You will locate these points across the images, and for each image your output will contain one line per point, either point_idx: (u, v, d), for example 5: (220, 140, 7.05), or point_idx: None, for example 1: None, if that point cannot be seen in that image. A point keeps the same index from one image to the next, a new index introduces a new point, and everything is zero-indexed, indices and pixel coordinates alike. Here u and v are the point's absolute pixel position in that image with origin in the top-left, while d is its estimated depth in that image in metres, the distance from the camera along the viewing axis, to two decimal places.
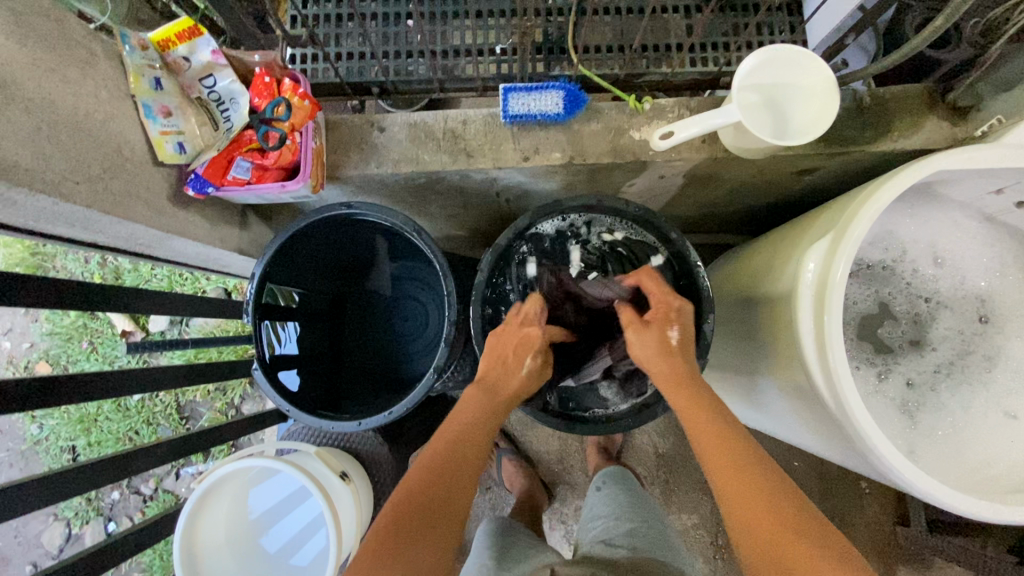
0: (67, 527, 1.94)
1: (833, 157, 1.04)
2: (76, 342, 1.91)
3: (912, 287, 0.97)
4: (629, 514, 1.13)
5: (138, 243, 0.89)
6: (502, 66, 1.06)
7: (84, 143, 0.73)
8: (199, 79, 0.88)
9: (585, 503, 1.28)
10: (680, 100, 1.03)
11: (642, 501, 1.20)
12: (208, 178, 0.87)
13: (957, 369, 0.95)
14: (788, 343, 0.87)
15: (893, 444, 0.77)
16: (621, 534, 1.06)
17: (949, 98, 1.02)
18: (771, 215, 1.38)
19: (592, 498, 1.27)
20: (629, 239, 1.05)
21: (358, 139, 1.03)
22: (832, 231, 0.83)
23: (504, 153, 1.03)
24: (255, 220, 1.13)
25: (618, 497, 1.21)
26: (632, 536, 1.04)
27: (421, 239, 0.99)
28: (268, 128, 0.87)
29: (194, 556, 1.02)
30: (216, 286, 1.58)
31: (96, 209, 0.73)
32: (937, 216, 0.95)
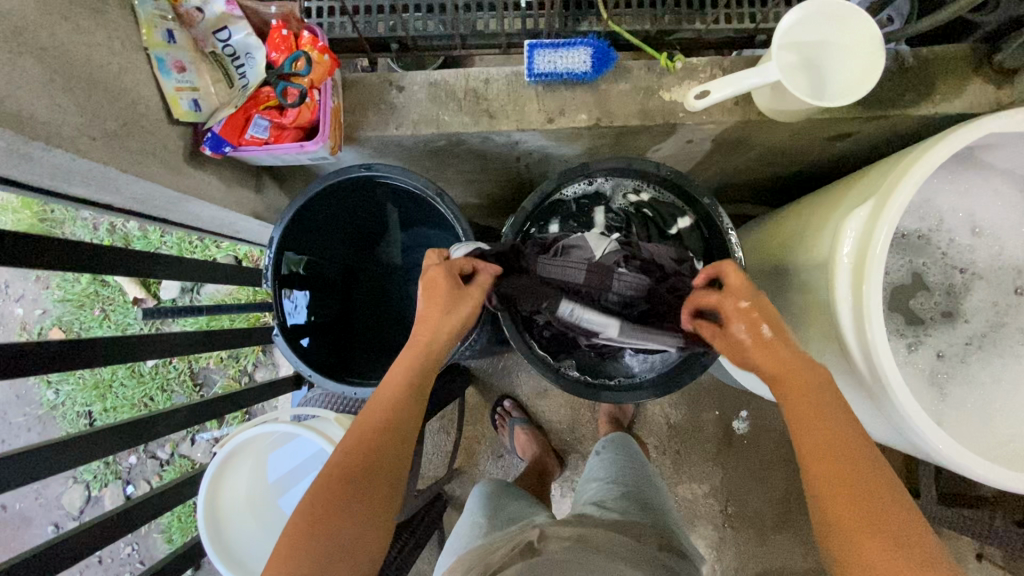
0: (86, 489, 1.98)
1: (870, 121, 1.00)
2: (88, 309, 1.91)
3: (949, 257, 0.94)
4: (625, 479, 1.13)
5: (154, 204, 0.87)
6: (528, 22, 0.99)
7: (100, 97, 0.70)
8: (212, 32, 0.83)
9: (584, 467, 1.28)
10: (712, 60, 0.98)
11: (641, 467, 1.20)
12: (225, 137, 0.84)
13: (988, 342, 0.93)
14: (818, 316, 0.86)
15: (928, 417, 0.76)
16: (615, 496, 1.07)
17: (995, 61, 0.96)
18: (796, 183, 1.34)
19: (591, 462, 1.27)
20: (656, 202, 1.03)
21: (376, 99, 1.00)
22: (873, 199, 0.80)
23: (528, 115, 0.99)
24: (270, 183, 1.10)
25: (617, 462, 1.21)
26: (626, 500, 1.05)
27: (443, 204, 0.96)
28: (287, 85, 0.83)
29: (216, 514, 1.04)
30: (227, 253, 1.56)
31: (114, 167, 0.71)
32: (977, 184, 0.92)
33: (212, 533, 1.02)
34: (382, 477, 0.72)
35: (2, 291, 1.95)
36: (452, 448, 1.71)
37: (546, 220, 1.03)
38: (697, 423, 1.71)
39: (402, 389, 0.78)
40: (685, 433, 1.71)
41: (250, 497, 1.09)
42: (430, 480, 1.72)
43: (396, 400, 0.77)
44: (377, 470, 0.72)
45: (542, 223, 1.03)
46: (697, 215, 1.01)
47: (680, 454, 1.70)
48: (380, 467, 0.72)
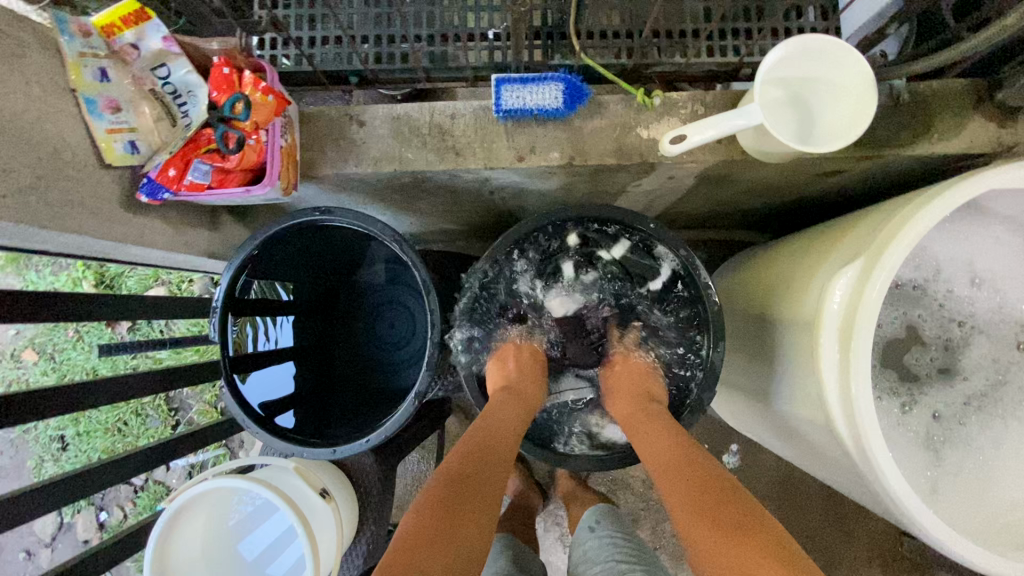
0: (59, 516, 1.92)
1: (862, 160, 0.94)
2: (61, 331, 1.85)
3: (946, 310, 0.88)
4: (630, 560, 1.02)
5: (90, 251, 0.81)
6: (495, 54, 0.95)
7: (11, 149, 0.64)
8: (150, 69, 0.78)
9: (576, 544, 1.17)
10: (694, 94, 0.92)
11: (641, 546, 1.09)
12: (162, 183, 0.78)
13: (989, 402, 0.87)
14: (798, 380, 0.80)
15: (919, 500, 0.69)
16: None
17: (997, 98, 0.89)
18: (788, 214, 1.28)
19: (584, 538, 1.16)
20: (629, 256, 0.97)
21: (335, 134, 0.93)
22: (863, 255, 0.73)
23: (497, 153, 0.92)
24: (227, 219, 1.04)
25: (617, 541, 1.10)
26: None
27: (404, 251, 0.90)
28: (226, 129, 0.78)
29: (166, 571, 0.98)
30: (200, 279, 1.50)
31: (28, 223, 0.65)
32: (977, 233, 0.85)
33: None
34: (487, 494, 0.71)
35: None
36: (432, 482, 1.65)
37: (512, 275, 0.98)
38: None
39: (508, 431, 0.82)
40: None
41: (205, 551, 1.03)
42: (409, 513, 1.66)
43: (489, 436, 0.80)
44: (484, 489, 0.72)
45: (508, 287, 0.99)
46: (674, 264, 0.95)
47: None
48: (484, 486, 0.72)
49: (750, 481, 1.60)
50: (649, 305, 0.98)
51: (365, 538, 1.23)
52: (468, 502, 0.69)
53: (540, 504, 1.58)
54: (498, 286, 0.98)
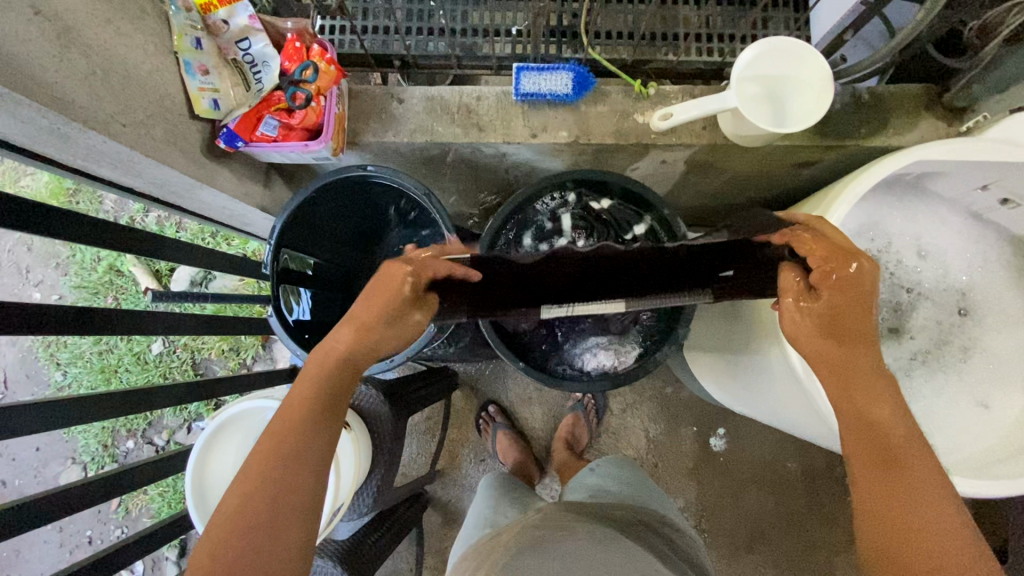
0: (83, 470, 2.05)
1: (827, 150, 1.09)
2: (102, 296, 2.01)
3: (896, 277, 1.01)
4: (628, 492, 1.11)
5: (171, 189, 0.98)
6: (517, 48, 1.12)
7: (131, 91, 0.80)
8: (235, 42, 0.95)
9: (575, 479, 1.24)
10: (684, 88, 1.08)
11: (639, 478, 1.18)
12: (238, 133, 0.95)
13: (932, 358, 0.99)
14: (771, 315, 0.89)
15: None
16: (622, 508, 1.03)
17: (945, 99, 1.05)
18: (771, 208, 1.42)
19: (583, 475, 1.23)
20: (614, 209, 1.12)
21: (378, 108, 1.10)
22: (814, 218, 0.87)
23: (514, 130, 1.09)
24: (277, 181, 1.21)
25: (617, 474, 1.18)
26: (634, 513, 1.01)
27: (430, 204, 1.05)
28: (296, 90, 0.93)
29: (205, 488, 1.12)
30: (239, 248, 1.66)
31: (139, 151, 0.81)
32: (923, 211, 0.99)
33: (197, 501, 1.10)
34: (283, 491, 0.66)
35: (24, 275, 2.06)
36: (435, 449, 1.77)
37: (517, 228, 1.13)
38: (675, 438, 1.76)
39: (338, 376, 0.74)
40: (662, 447, 1.76)
41: None
42: (412, 478, 1.77)
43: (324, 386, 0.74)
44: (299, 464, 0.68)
45: (516, 241, 1.13)
46: (653, 218, 1.10)
47: (657, 467, 1.75)
48: (299, 460, 0.68)
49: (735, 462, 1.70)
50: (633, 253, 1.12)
51: (375, 480, 1.35)
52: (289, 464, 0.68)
53: (536, 472, 1.68)
54: (507, 240, 1.12)
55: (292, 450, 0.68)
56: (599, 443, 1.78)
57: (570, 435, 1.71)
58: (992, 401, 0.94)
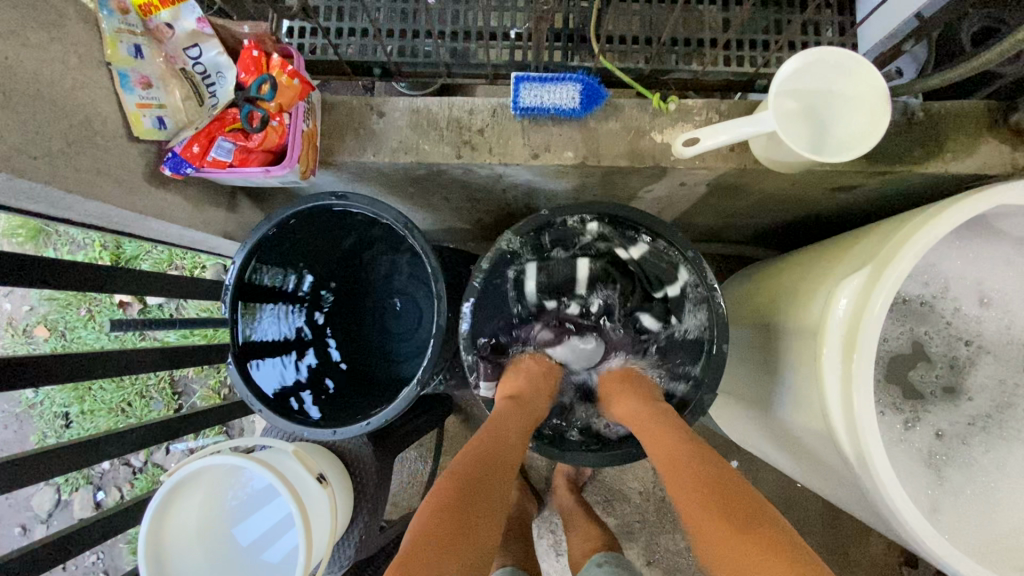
0: (57, 493, 1.93)
1: (873, 176, 0.95)
2: (74, 309, 1.88)
3: (953, 328, 0.87)
4: None
5: (112, 221, 0.84)
6: (516, 54, 0.97)
7: (45, 115, 0.66)
8: (183, 49, 0.80)
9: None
10: (708, 102, 0.93)
11: None
12: (186, 158, 0.80)
13: (994, 423, 0.86)
14: (816, 386, 0.75)
15: (918, 510, 0.69)
16: None
17: (1012, 120, 0.90)
18: (799, 230, 1.28)
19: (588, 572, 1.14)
20: (644, 260, 0.99)
21: (355, 123, 0.95)
22: (869, 266, 0.73)
23: (512, 150, 0.94)
24: (245, 202, 1.06)
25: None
26: None
27: (412, 238, 0.91)
28: (251, 108, 0.79)
29: (161, 552, 0.98)
30: (214, 265, 1.53)
31: (57, 186, 0.67)
32: (989, 253, 0.85)
33: (153, 566, 0.97)
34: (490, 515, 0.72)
35: None
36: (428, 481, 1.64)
37: (526, 268, 1.01)
38: None
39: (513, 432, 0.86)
40: None
41: (200, 525, 1.05)
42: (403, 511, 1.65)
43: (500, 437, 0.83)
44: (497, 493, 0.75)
45: (524, 285, 1.03)
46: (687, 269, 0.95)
47: (666, 502, 1.63)
48: (490, 493, 0.74)
49: None
50: (660, 310, 1.01)
51: (356, 528, 1.22)
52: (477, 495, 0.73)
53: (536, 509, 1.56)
54: (514, 281, 1.02)
55: (480, 493, 0.73)
56: (603, 475, 1.66)
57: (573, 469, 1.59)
58: None
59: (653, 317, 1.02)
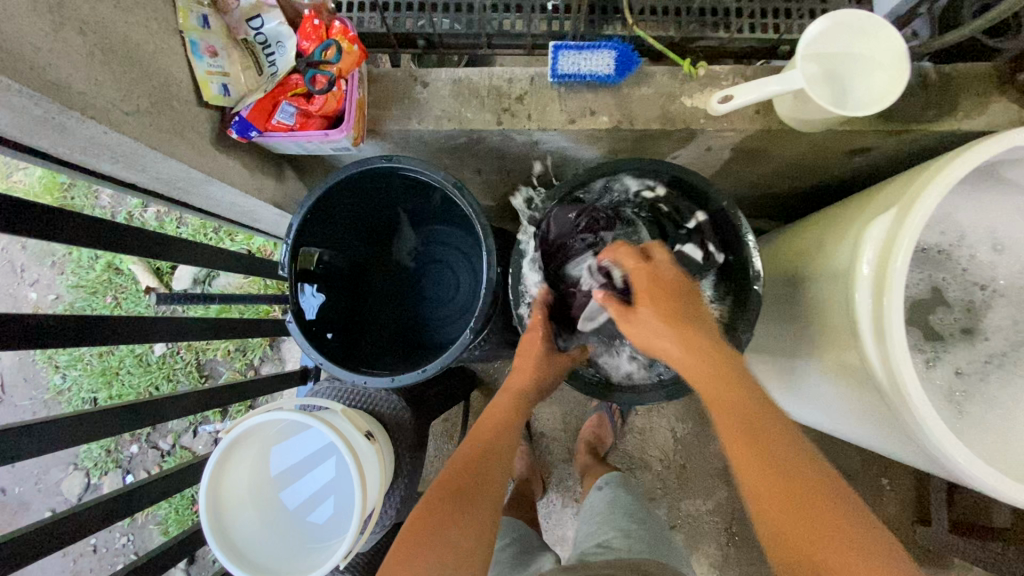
0: (86, 477, 1.96)
1: (890, 135, 1.00)
2: (101, 296, 1.91)
3: (969, 274, 0.93)
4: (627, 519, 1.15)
5: (178, 184, 0.88)
6: (553, 25, 1.02)
7: (133, 75, 0.71)
8: (245, 20, 0.85)
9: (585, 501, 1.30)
10: (734, 68, 0.99)
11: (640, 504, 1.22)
12: (252, 121, 0.85)
13: (1009, 361, 0.91)
14: (848, 323, 0.80)
15: (950, 431, 0.73)
16: (619, 536, 1.08)
17: (1019, 79, 0.96)
18: (811, 199, 1.35)
19: (592, 497, 1.29)
20: (670, 198, 1.04)
21: (401, 93, 1.00)
22: (894, 208, 0.78)
23: (550, 116, 0.99)
24: (290, 173, 1.11)
25: (624, 500, 1.23)
26: (628, 538, 1.07)
27: (462, 197, 0.95)
28: (315, 72, 0.84)
29: (220, 506, 1.03)
30: (242, 246, 1.57)
31: (144, 142, 0.72)
32: (1001, 201, 0.91)
33: (213, 520, 1.02)
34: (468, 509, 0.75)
35: (18, 274, 1.96)
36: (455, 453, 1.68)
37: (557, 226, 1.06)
38: (704, 439, 1.70)
39: (509, 414, 0.93)
40: (690, 447, 1.70)
41: (252, 487, 1.09)
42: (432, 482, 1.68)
43: (499, 425, 0.90)
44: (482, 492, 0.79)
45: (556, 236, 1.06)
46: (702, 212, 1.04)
47: (686, 469, 1.69)
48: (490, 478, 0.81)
49: None
50: (698, 241, 1.03)
51: (397, 493, 1.26)
52: (476, 486, 0.79)
53: (540, 487, 1.65)
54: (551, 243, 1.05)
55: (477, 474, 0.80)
56: (624, 444, 1.71)
57: (594, 437, 1.65)
58: None
59: (694, 247, 1.04)
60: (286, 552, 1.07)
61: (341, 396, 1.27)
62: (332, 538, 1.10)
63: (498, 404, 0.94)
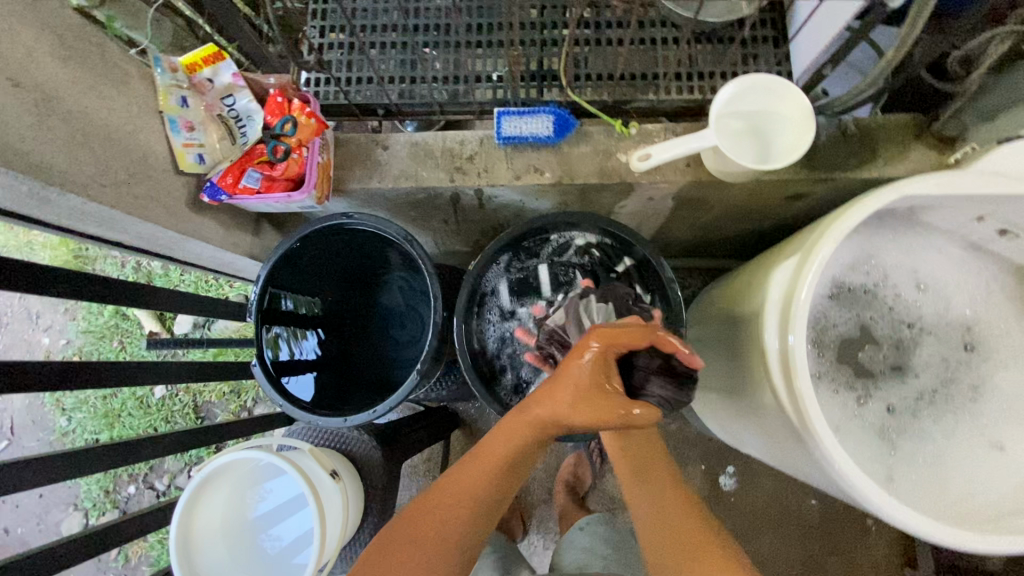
0: (85, 517, 2.02)
1: (818, 183, 1.07)
2: (108, 340, 2.03)
3: (895, 312, 0.97)
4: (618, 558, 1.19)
5: (157, 242, 0.98)
6: (498, 92, 1.13)
7: (112, 152, 0.82)
8: (221, 98, 0.97)
9: (566, 538, 1.30)
10: (666, 126, 1.08)
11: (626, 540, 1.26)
12: (222, 187, 0.95)
13: (941, 397, 0.94)
14: (764, 357, 0.86)
15: (860, 467, 0.77)
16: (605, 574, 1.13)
17: (935, 128, 1.03)
18: (766, 240, 1.40)
19: (574, 535, 1.29)
20: (602, 246, 1.12)
21: (362, 156, 1.11)
22: (801, 251, 0.85)
23: (497, 172, 1.09)
24: (267, 228, 1.21)
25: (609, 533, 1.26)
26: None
27: (412, 247, 1.05)
28: (276, 143, 0.96)
29: (190, 542, 1.08)
30: (238, 292, 1.68)
31: (119, 209, 0.82)
32: (921, 242, 0.96)
33: (182, 557, 1.07)
34: (459, 545, 0.79)
35: (33, 321, 2.08)
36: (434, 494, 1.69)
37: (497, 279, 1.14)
38: None
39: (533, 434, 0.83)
40: None
41: (223, 524, 1.15)
42: None
43: (516, 448, 0.83)
44: (471, 509, 0.81)
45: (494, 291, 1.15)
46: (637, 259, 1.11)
47: None
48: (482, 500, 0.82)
49: (747, 502, 1.59)
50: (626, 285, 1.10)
51: (367, 530, 1.30)
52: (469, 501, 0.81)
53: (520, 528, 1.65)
54: (487, 297, 1.14)
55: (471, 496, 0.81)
56: (604, 484, 1.71)
57: (572, 477, 1.67)
58: (1008, 443, 0.89)
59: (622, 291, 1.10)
60: None
61: (314, 436, 1.33)
62: None
63: (529, 420, 0.82)
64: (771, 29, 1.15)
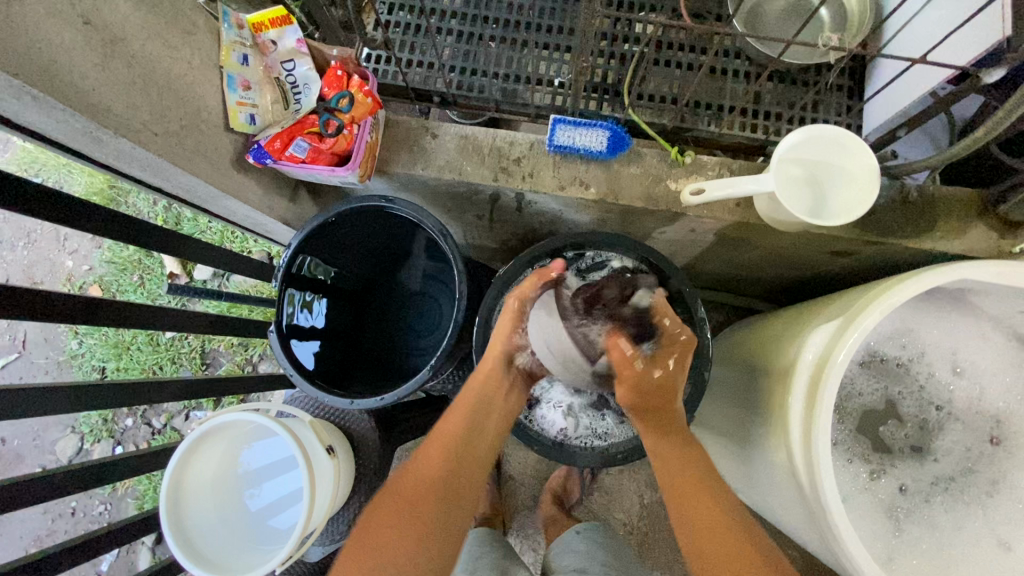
0: (80, 441, 2.06)
1: (868, 245, 1.03)
2: (128, 274, 2.05)
3: (925, 392, 0.94)
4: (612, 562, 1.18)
5: (196, 195, 0.98)
6: (557, 99, 1.12)
7: (169, 102, 0.82)
8: (280, 62, 0.96)
9: (561, 538, 1.31)
10: (722, 160, 1.05)
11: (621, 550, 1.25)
12: (268, 151, 0.94)
13: (957, 486, 0.91)
14: (785, 419, 0.84)
15: (868, 550, 0.75)
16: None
17: (1001, 210, 0.98)
18: (801, 289, 1.36)
19: (569, 536, 1.30)
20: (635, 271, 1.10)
21: (410, 140, 1.09)
22: (843, 316, 0.82)
23: (543, 179, 1.06)
24: (304, 196, 1.21)
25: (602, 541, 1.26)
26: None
27: (445, 241, 1.03)
28: (330, 117, 0.95)
29: (181, 491, 1.10)
30: (261, 249, 1.69)
31: (166, 159, 0.82)
32: (966, 326, 0.92)
33: (171, 506, 1.08)
34: (432, 523, 0.75)
35: (60, 242, 2.11)
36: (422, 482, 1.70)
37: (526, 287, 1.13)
38: None
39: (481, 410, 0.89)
40: (656, 516, 1.68)
41: (215, 478, 1.16)
42: None
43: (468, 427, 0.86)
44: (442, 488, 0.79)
45: None
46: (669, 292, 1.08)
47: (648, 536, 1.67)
48: (453, 481, 0.80)
49: None
50: None
51: (352, 508, 1.31)
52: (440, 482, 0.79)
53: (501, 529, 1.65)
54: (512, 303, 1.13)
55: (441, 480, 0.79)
56: (590, 500, 1.70)
57: (561, 489, 1.66)
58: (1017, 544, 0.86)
59: None
60: (234, 546, 1.13)
61: (314, 407, 1.33)
62: (280, 541, 1.15)
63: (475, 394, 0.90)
64: (846, 78, 1.12)
